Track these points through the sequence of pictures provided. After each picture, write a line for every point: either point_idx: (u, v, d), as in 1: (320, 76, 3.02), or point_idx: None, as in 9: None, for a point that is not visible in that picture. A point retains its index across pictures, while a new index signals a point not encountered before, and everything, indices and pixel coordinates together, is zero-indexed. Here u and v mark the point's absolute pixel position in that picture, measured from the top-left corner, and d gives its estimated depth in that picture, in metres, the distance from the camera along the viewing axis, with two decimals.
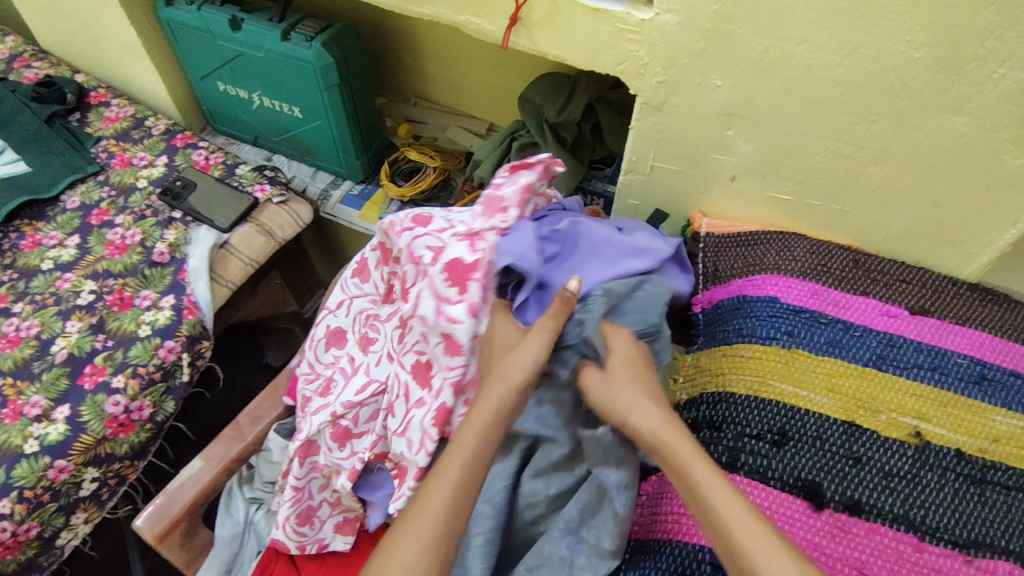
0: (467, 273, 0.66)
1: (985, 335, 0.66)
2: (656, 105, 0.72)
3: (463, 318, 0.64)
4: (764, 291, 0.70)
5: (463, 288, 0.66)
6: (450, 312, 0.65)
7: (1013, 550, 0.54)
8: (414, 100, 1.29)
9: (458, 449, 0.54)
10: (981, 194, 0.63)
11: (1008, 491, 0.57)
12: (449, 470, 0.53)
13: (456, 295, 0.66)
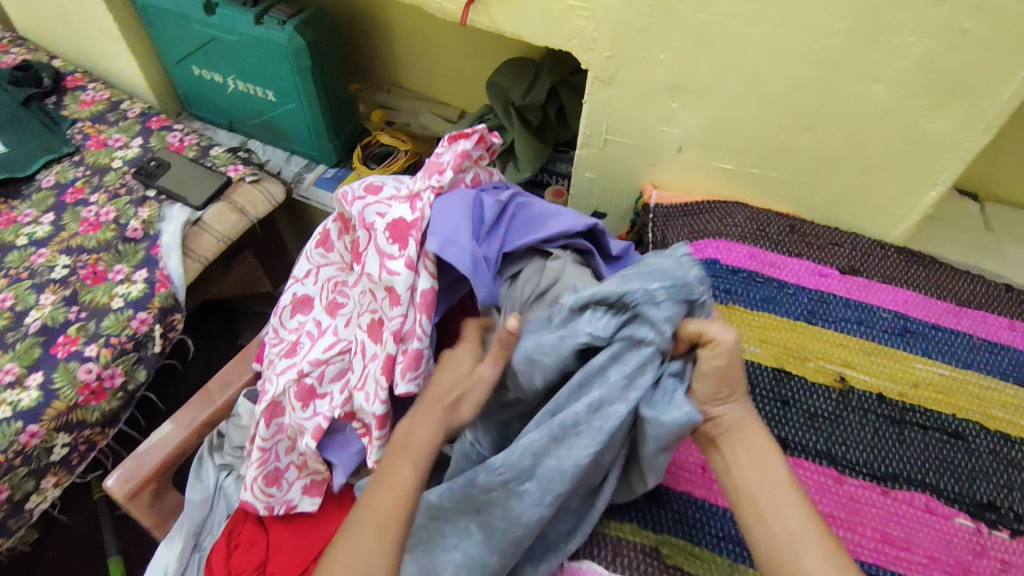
0: (408, 230, 0.68)
1: (909, 293, 0.71)
2: (606, 79, 0.76)
3: (401, 270, 0.67)
4: (705, 254, 0.74)
5: (404, 244, 0.68)
6: (391, 266, 0.68)
7: (928, 483, 0.59)
8: (387, 87, 1.32)
9: (398, 472, 0.55)
10: (904, 159, 0.67)
11: (925, 431, 0.62)
12: (390, 490, 0.54)
13: (398, 251, 0.68)
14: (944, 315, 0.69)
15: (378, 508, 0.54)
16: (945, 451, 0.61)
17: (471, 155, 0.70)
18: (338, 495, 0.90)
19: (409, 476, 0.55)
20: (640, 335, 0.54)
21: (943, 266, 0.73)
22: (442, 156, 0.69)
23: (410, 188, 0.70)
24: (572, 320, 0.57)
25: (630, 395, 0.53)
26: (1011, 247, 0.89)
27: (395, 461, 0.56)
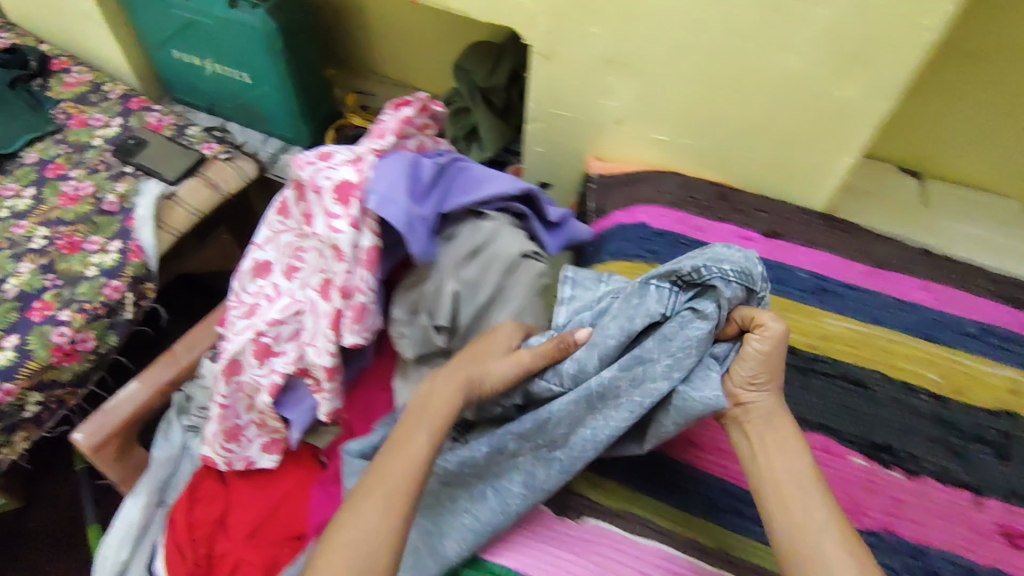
0: (351, 191, 0.72)
1: (827, 256, 0.75)
2: (547, 54, 0.80)
3: (344, 228, 0.71)
4: (636, 218, 0.79)
5: (347, 204, 0.72)
6: (335, 225, 0.71)
7: (849, 437, 0.63)
8: (362, 73, 1.36)
9: (412, 443, 0.58)
10: (821, 126, 0.71)
11: (850, 388, 0.66)
12: (404, 461, 0.57)
13: (342, 211, 0.72)
14: (860, 275, 0.73)
15: (388, 478, 0.56)
16: (878, 410, 0.65)
17: (414, 122, 0.74)
18: (295, 453, 0.95)
19: (415, 453, 0.58)
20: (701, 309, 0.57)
21: (863, 231, 0.77)
22: (385, 123, 0.73)
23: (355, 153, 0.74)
24: (638, 298, 0.60)
25: (673, 375, 0.58)
26: (943, 219, 0.93)
27: (412, 428, 0.60)
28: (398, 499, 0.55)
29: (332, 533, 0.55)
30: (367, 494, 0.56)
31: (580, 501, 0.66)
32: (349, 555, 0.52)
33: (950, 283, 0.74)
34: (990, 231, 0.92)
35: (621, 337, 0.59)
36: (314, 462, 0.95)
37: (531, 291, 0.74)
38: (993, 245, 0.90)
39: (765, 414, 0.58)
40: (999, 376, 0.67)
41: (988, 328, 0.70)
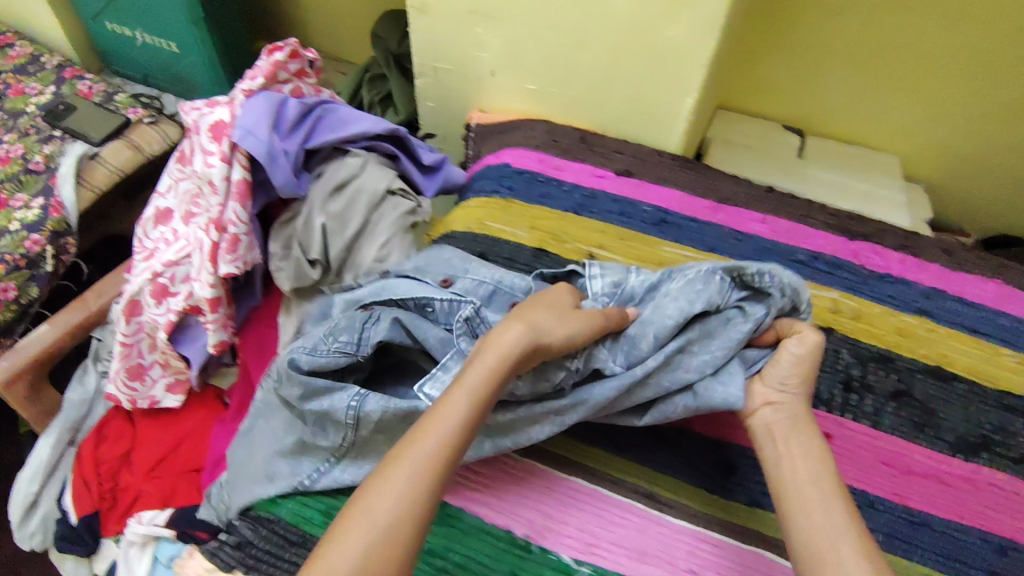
0: (224, 129, 0.77)
1: (675, 192, 0.79)
2: (421, 8, 0.84)
3: (216, 163, 0.76)
4: (501, 160, 0.84)
5: (220, 141, 0.77)
6: (209, 161, 0.77)
7: None
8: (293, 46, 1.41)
9: (450, 406, 0.51)
10: (662, 68, 0.76)
11: None
12: (445, 422, 0.50)
13: (216, 148, 0.77)
14: (702, 209, 0.78)
15: (425, 442, 0.49)
16: None
17: (285, 65, 0.80)
18: (201, 394, 0.99)
19: (456, 416, 0.50)
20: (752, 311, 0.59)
21: (713, 171, 0.82)
22: (258, 64, 0.79)
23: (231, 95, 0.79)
24: (700, 284, 0.60)
25: (702, 367, 0.58)
26: (815, 170, 0.98)
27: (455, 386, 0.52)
28: (435, 465, 0.48)
29: (359, 494, 0.46)
30: (398, 456, 0.48)
31: None
32: (367, 528, 0.44)
33: (788, 216, 0.78)
34: (858, 181, 0.97)
35: (680, 318, 0.59)
36: (217, 402, 0.99)
37: (397, 225, 0.79)
38: (858, 192, 0.95)
39: (790, 414, 0.56)
40: (821, 297, 0.72)
41: (817, 256, 0.75)
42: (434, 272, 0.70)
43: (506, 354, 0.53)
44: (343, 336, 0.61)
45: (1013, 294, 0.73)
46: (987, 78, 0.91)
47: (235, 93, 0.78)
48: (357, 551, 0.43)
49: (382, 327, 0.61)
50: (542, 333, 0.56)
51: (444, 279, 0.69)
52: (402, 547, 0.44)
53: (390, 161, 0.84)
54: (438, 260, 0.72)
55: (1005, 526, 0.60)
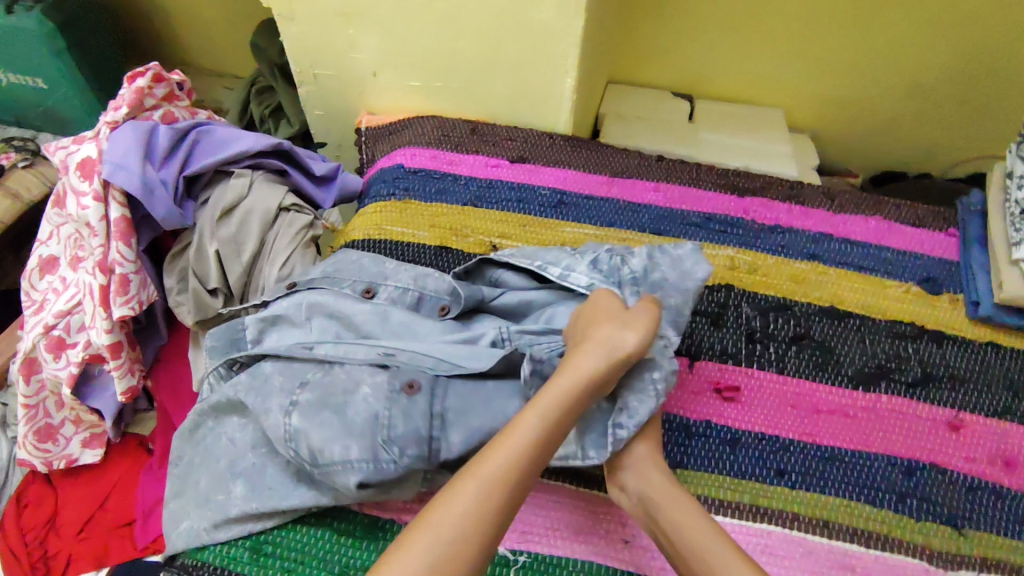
0: (94, 167, 0.72)
1: (570, 172, 0.80)
2: (288, 15, 0.82)
3: (89, 203, 0.72)
4: (394, 161, 0.82)
5: (91, 180, 0.72)
6: (82, 202, 0.72)
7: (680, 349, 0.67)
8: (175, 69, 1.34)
9: (522, 421, 0.49)
10: (537, 49, 0.77)
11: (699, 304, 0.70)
12: (520, 434, 0.49)
13: (88, 188, 0.73)
14: (597, 185, 0.79)
15: (500, 454, 0.48)
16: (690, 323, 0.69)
17: (148, 90, 0.76)
18: (121, 444, 0.94)
19: (533, 429, 0.49)
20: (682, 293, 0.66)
21: (604, 146, 0.84)
22: (119, 93, 0.75)
23: (96, 129, 0.75)
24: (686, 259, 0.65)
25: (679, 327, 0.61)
26: (706, 133, 1.01)
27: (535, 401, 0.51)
28: (508, 474, 0.47)
29: (436, 500, 0.46)
30: (471, 469, 0.47)
31: None
32: (437, 534, 0.44)
33: (680, 181, 0.80)
34: (748, 138, 1.00)
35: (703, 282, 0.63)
36: (140, 450, 0.94)
37: (295, 241, 0.77)
38: (749, 150, 0.99)
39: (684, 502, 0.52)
40: (718, 256, 0.74)
41: (711, 217, 0.77)
42: (350, 279, 0.67)
43: (586, 375, 0.52)
44: (407, 448, 0.51)
45: (893, 228, 0.77)
46: (851, 25, 0.95)
47: (98, 127, 0.73)
48: (425, 558, 0.43)
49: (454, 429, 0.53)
50: (618, 347, 0.52)
51: (365, 289, 0.66)
52: (469, 560, 0.44)
53: (280, 177, 0.81)
54: (348, 262, 0.69)
55: (912, 448, 0.63)
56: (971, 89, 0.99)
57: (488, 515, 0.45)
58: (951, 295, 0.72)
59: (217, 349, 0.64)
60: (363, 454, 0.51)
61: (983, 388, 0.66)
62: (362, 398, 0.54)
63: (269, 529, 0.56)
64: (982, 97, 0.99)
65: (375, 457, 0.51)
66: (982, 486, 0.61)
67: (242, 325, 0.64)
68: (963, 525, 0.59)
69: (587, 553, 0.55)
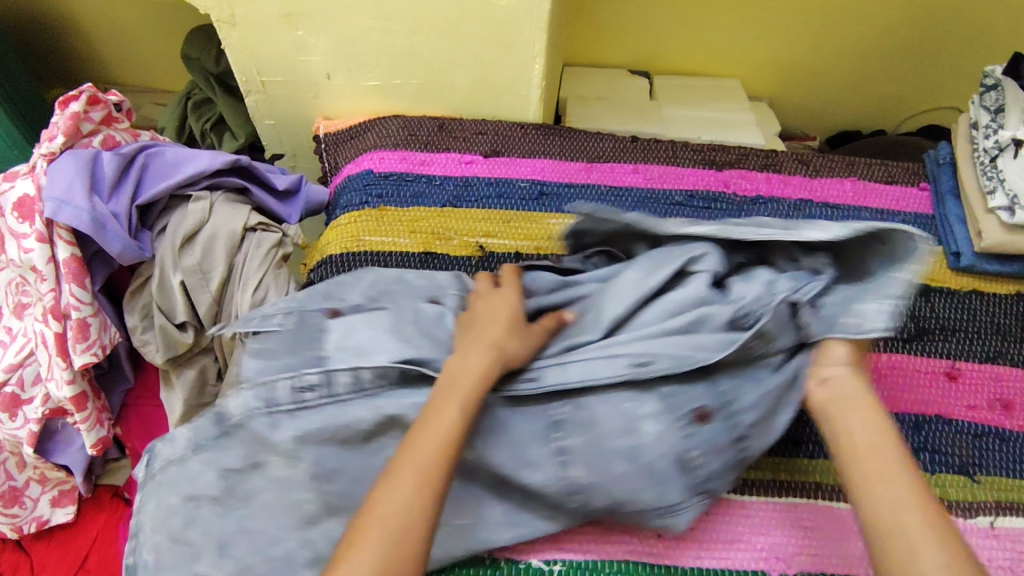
0: (34, 206, 0.66)
1: (547, 161, 0.78)
2: (229, 20, 0.76)
3: (34, 246, 0.65)
4: (361, 167, 0.78)
5: (32, 220, 0.66)
6: (25, 245, 0.66)
7: None
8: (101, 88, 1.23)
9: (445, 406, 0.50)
10: (500, 36, 0.74)
11: None
12: (438, 425, 0.49)
13: (30, 229, 0.66)
14: (576, 172, 0.78)
15: (421, 448, 0.48)
16: None
17: (85, 114, 0.70)
18: (94, 497, 0.88)
19: (447, 428, 0.49)
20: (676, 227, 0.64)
21: (578, 131, 0.81)
22: (53, 120, 0.69)
23: (31, 163, 0.68)
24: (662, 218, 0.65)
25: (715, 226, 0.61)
26: (670, 109, 1.00)
27: (444, 395, 0.51)
28: (433, 468, 0.47)
29: (366, 511, 0.45)
30: (402, 458, 0.47)
31: None
32: (385, 526, 0.44)
33: (657, 160, 0.79)
34: (711, 110, 1.00)
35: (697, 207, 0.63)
36: (117, 501, 0.88)
37: (266, 262, 0.72)
38: (714, 122, 0.98)
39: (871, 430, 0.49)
40: None
41: (693, 194, 0.77)
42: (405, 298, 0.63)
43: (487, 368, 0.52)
44: (669, 489, 0.51)
45: (869, 187, 0.78)
46: None
47: (33, 160, 0.67)
48: (377, 554, 0.43)
49: (701, 443, 0.52)
50: (510, 358, 0.54)
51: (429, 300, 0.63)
52: (415, 552, 0.44)
53: (240, 195, 0.76)
54: (391, 282, 0.65)
55: (917, 403, 0.64)
56: (916, 43, 1.01)
57: (424, 503, 0.45)
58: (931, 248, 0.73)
59: (271, 353, 0.59)
60: (610, 498, 0.52)
61: (972, 335, 0.68)
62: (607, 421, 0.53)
63: None
64: (924, 49, 1.02)
65: (639, 497, 0.51)
66: (986, 432, 0.63)
67: (315, 331, 0.60)
68: (976, 471, 0.61)
69: (620, 552, 0.56)
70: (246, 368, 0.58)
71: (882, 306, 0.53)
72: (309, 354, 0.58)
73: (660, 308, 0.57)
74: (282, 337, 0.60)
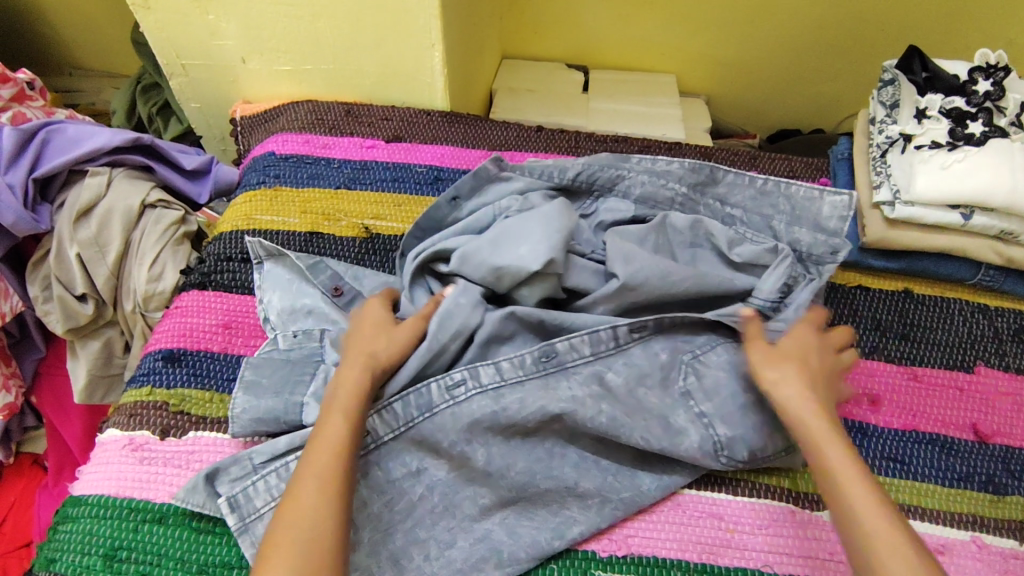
0: None
1: (448, 149, 0.79)
2: (142, 3, 0.78)
3: None
4: (265, 149, 0.80)
5: None
6: None
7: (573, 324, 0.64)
8: (68, 71, 1.24)
9: (328, 427, 0.49)
10: (399, 24, 0.76)
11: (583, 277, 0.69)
12: (326, 445, 0.48)
13: None
14: (475, 159, 0.79)
15: (316, 461, 0.47)
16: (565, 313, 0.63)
17: None
18: (14, 463, 0.88)
19: (337, 439, 0.48)
20: (551, 175, 0.70)
21: (483, 120, 0.83)
22: None
23: None
24: (541, 169, 0.70)
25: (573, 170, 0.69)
26: (597, 103, 1.02)
27: (330, 407, 0.50)
28: (333, 477, 0.46)
29: (275, 530, 0.44)
30: (301, 474, 0.46)
31: (181, 417, 0.59)
32: (295, 535, 0.43)
33: (559, 150, 0.81)
34: (639, 105, 1.02)
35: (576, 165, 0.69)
36: (36, 467, 0.88)
37: (164, 238, 0.74)
38: (640, 117, 1.00)
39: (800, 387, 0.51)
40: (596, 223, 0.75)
41: None
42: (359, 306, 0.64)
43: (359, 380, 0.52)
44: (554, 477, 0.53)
45: None
46: None
47: None
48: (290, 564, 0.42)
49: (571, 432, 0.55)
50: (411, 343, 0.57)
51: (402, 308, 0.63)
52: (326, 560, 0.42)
53: (144, 173, 0.78)
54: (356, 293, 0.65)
55: None
56: (846, 46, 1.01)
57: (324, 521, 0.44)
58: None
59: (261, 387, 0.57)
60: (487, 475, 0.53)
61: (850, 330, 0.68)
62: (534, 419, 0.53)
63: (138, 536, 0.53)
64: (856, 51, 1.02)
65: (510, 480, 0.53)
66: (849, 425, 0.62)
67: (308, 375, 0.58)
68: None
69: None
70: (234, 404, 0.56)
71: (835, 203, 0.67)
72: (290, 398, 0.56)
73: (514, 262, 0.58)
74: (275, 373, 0.58)
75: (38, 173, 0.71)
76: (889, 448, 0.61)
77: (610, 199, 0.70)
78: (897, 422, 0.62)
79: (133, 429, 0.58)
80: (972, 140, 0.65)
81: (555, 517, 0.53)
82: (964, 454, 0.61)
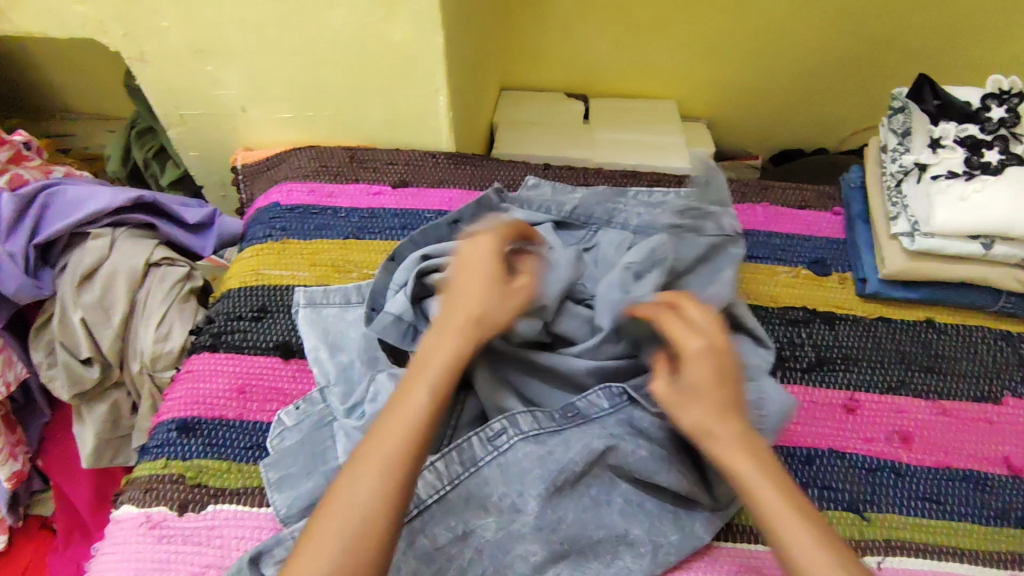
0: None
1: (455, 192, 0.78)
2: (138, 56, 0.76)
3: None
4: (269, 199, 0.78)
5: None
6: None
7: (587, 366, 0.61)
8: (61, 115, 1.22)
9: (411, 393, 0.46)
10: (403, 68, 0.75)
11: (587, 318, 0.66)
12: (408, 411, 0.45)
13: None
14: None
15: (392, 432, 0.44)
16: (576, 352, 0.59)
17: None
18: (22, 527, 0.86)
19: (420, 407, 0.45)
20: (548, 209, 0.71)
21: (488, 161, 0.82)
22: None
23: None
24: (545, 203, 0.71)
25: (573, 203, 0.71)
26: (601, 132, 1.01)
27: (418, 371, 0.47)
28: (405, 454, 0.43)
29: (327, 504, 0.42)
30: (374, 445, 0.44)
31: (199, 490, 0.57)
32: (347, 518, 0.41)
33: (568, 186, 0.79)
34: (643, 133, 1.01)
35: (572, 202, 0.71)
36: (44, 530, 0.86)
37: (170, 297, 0.72)
38: (643, 144, 0.99)
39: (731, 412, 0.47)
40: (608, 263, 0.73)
41: None
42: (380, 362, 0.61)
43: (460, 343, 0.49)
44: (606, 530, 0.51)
45: (782, 213, 0.79)
46: (724, 12, 0.96)
47: None
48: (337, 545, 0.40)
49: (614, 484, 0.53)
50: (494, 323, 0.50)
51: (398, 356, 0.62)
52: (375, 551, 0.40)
53: (149, 230, 0.77)
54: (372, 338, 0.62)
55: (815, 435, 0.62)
56: (846, 67, 1.01)
57: (385, 504, 0.41)
58: (840, 275, 0.73)
59: (294, 477, 0.55)
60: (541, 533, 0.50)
61: (875, 365, 0.67)
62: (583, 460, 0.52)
63: None
64: (855, 72, 1.02)
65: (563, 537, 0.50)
66: (882, 466, 0.61)
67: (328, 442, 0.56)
68: (866, 509, 0.58)
69: None
70: (276, 507, 0.54)
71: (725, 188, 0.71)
72: (325, 469, 0.54)
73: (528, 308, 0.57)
74: (298, 457, 0.56)
75: (38, 240, 0.69)
76: (925, 487, 0.60)
77: (609, 232, 0.68)
78: (930, 459, 0.61)
79: (150, 506, 0.56)
80: (989, 169, 0.64)
81: (608, 568, 0.50)
82: (1000, 489, 0.60)
